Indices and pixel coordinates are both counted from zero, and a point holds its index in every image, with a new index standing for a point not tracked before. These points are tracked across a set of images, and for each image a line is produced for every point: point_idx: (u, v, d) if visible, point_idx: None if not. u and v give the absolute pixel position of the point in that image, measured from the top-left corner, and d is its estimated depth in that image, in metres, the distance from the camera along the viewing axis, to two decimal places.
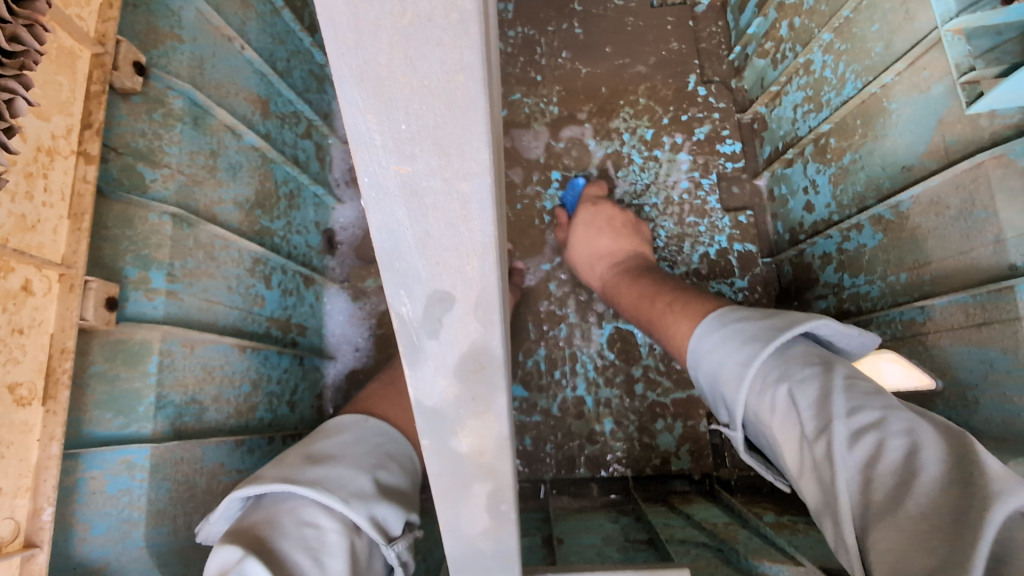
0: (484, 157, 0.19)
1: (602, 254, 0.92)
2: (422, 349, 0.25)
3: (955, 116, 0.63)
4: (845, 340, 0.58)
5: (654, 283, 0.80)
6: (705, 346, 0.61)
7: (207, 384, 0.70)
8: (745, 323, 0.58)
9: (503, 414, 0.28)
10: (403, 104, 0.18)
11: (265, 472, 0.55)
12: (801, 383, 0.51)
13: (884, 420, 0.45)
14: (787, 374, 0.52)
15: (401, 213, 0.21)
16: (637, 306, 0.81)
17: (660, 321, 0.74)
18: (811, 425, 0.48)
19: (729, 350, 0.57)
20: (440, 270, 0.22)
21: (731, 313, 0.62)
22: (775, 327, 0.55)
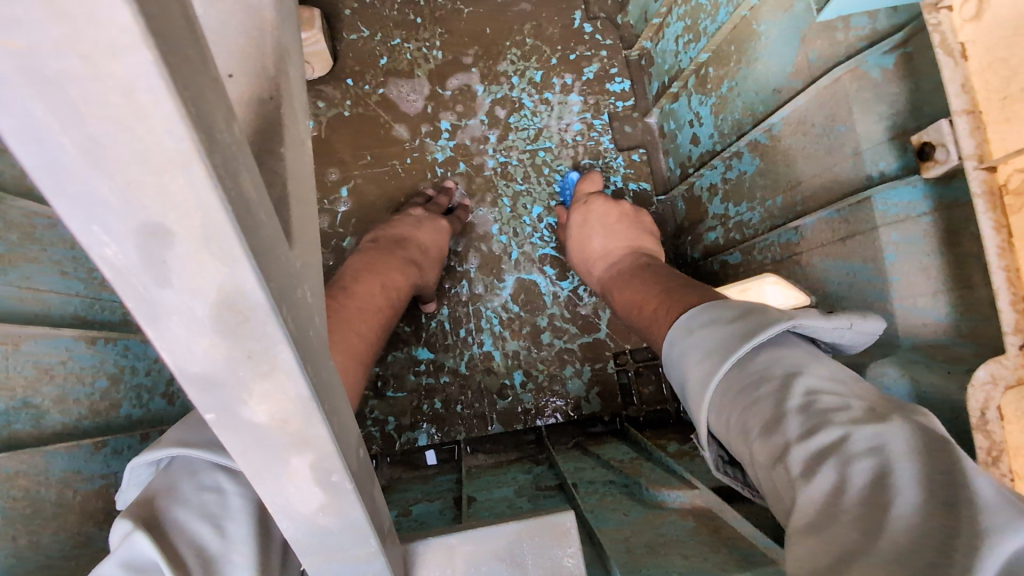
0: (128, 23, 0.15)
1: (597, 253, 0.85)
2: (157, 304, 0.20)
3: (816, 32, 0.63)
4: (838, 333, 0.48)
5: (647, 288, 0.71)
6: (676, 352, 0.52)
7: (45, 385, 0.60)
8: (713, 329, 0.49)
9: (295, 371, 0.24)
10: None
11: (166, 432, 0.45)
12: (762, 382, 0.42)
13: (840, 419, 0.37)
14: (752, 374, 0.43)
15: (40, 110, 0.15)
16: (629, 311, 0.73)
17: (648, 331, 0.65)
18: (757, 427, 0.40)
19: (694, 359, 0.48)
20: (136, 192, 0.17)
21: (708, 313, 0.52)
22: (748, 325, 0.46)
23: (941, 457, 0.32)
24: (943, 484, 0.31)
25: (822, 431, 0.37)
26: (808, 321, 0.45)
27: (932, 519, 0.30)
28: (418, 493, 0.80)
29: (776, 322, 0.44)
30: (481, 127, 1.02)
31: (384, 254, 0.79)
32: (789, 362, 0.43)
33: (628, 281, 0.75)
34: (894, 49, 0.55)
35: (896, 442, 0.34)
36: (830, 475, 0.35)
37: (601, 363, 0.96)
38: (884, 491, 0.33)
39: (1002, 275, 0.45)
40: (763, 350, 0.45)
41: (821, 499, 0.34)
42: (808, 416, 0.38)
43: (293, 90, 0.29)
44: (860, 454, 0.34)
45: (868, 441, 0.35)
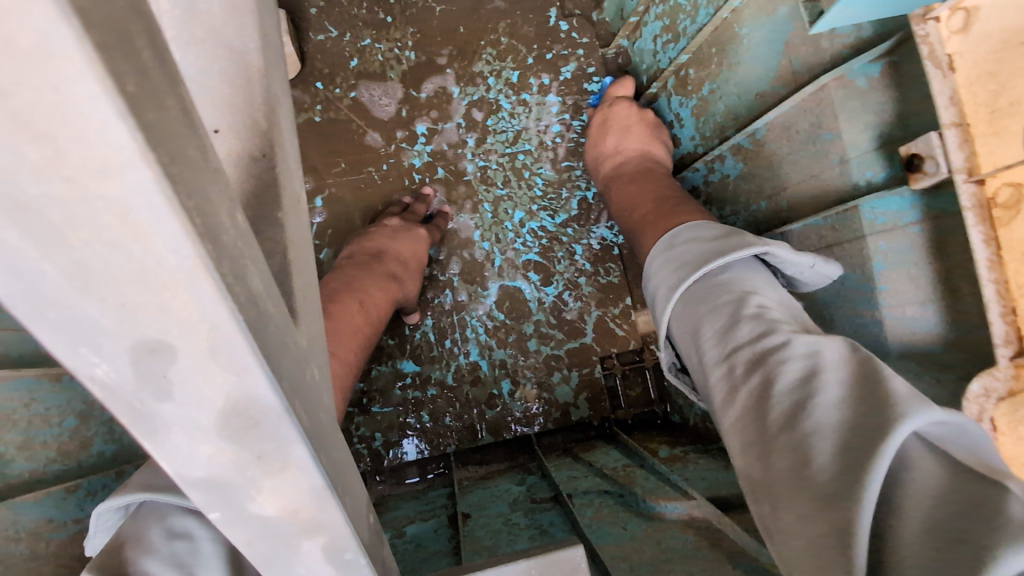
0: (124, 139, 0.12)
1: (609, 152, 0.89)
2: (157, 417, 0.18)
3: (799, 38, 0.63)
4: (800, 269, 0.57)
5: (643, 192, 0.79)
6: (657, 264, 0.60)
7: (8, 432, 0.56)
8: (695, 242, 0.57)
9: (310, 464, 0.22)
10: None
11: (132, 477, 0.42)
12: (722, 296, 0.50)
13: (783, 339, 0.43)
14: (713, 287, 0.52)
15: (13, 237, 0.13)
16: (621, 212, 0.81)
17: (636, 236, 0.74)
18: (715, 331, 0.48)
19: (666, 274, 0.57)
20: (132, 314, 0.15)
21: (697, 228, 0.59)
22: (725, 243, 0.54)
23: (865, 371, 0.37)
24: (863, 394, 0.36)
25: (767, 344, 0.43)
26: (778, 249, 0.53)
27: (849, 417, 0.35)
28: (411, 512, 0.78)
29: (739, 249, 0.52)
30: (458, 130, 0.99)
31: (361, 270, 0.76)
32: (747, 283, 0.51)
33: (626, 193, 0.82)
34: (879, 59, 0.55)
35: (826, 351, 0.40)
36: (763, 379, 0.41)
37: (589, 368, 0.96)
38: (807, 388, 0.38)
39: (992, 287, 0.46)
40: (729, 269, 0.53)
41: (752, 397, 0.41)
42: (755, 321, 0.45)
43: (287, 143, 0.26)
44: (793, 360, 0.40)
45: (803, 354, 0.41)
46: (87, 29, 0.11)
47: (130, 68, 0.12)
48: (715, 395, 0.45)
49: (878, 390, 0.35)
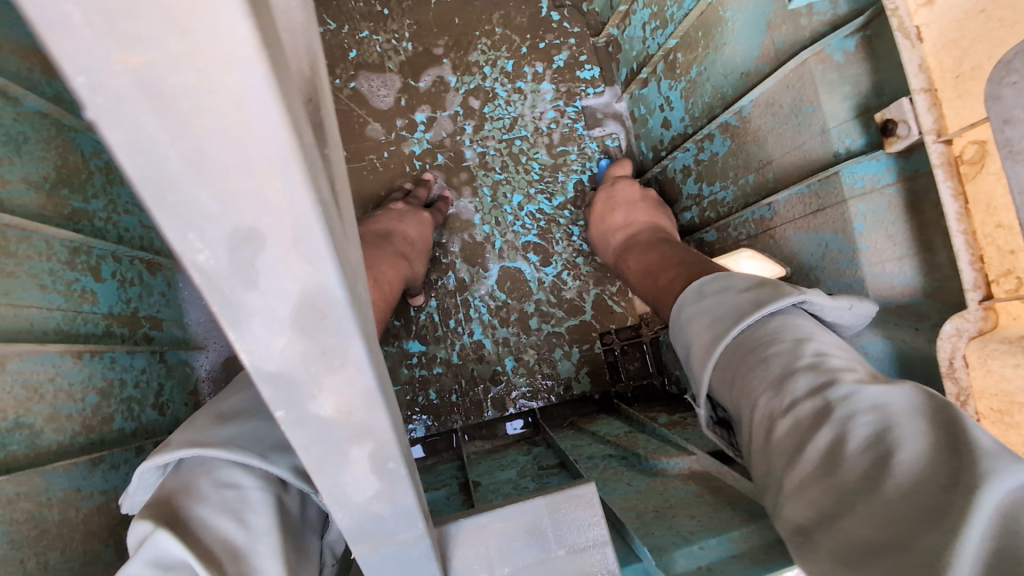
0: (246, 35, 0.15)
1: (619, 226, 0.88)
2: (241, 307, 0.21)
3: (780, 17, 0.67)
4: (839, 313, 0.51)
5: (662, 258, 0.74)
6: (685, 316, 0.54)
7: (36, 404, 0.58)
8: (723, 280, 0.53)
9: (364, 363, 0.25)
10: None
11: (173, 435, 0.44)
12: (760, 335, 0.45)
13: (844, 379, 0.39)
14: (756, 330, 0.46)
15: (152, 124, 0.16)
16: (646, 277, 0.75)
17: (661, 299, 0.68)
18: (758, 377, 0.42)
19: (701, 326, 0.50)
20: (235, 200, 0.18)
21: (716, 280, 0.54)
22: (763, 293, 0.48)
23: (941, 414, 0.34)
24: (942, 444, 0.32)
25: (822, 388, 0.38)
26: (818, 298, 0.47)
27: (931, 465, 0.31)
28: (422, 483, 0.81)
29: (786, 295, 0.46)
30: (456, 118, 1.02)
31: (373, 248, 0.78)
32: (798, 330, 0.45)
33: (643, 263, 0.78)
34: (854, 34, 0.59)
35: (893, 401, 0.36)
36: (818, 422, 0.37)
37: (589, 344, 0.99)
38: (883, 438, 0.34)
39: (962, 237, 0.50)
40: (773, 316, 0.46)
41: (805, 441, 0.37)
42: (809, 366, 0.40)
43: (327, 93, 0.29)
44: (855, 411, 0.36)
45: (869, 402, 0.36)
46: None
47: None
48: (774, 457, 0.39)
49: (959, 430, 0.32)
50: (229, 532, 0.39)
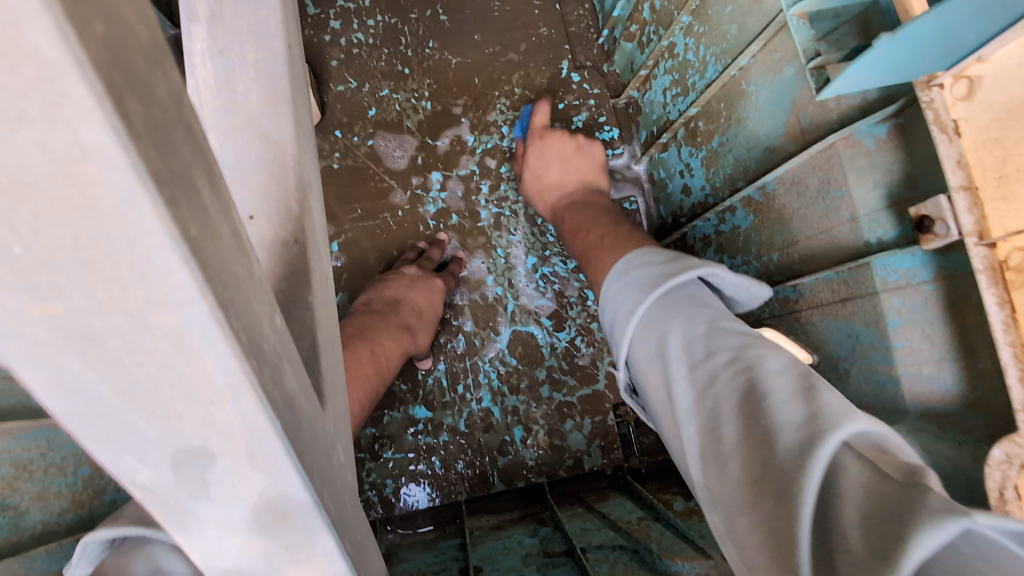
0: (186, 278, 0.13)
1: (554, 184, 0.92)
2: (192, 514, 0.18)
3: (807, 98, 0.64)
4: (737, 291, 0.57)
5: (605, 291, 0.79)
6: (625, 352, 0.53)
7: (23, 482, 0.56)
8: (644, 316, 0.50)
9: (337, 554, 0.22)
10: (4, 217, 0.12)
11: (126, 508, 0.41)
12: (677, 312, 0.48)
13: (742, 360, 0.41)
14: (683, 298, 0.50)
15: (77, 365, 0.14)
16: (597, 311, 0.79)
17: None
18: (700, 411, 0.40)
19: (625, 294, 0.54)
20: (178, 425, 0.15)
21: (639, 257, 0.58)
22: (667, 269, 0.53)
23: (806, 379, 0.37)
24: (818, 398, 0.35)
25: (731, 374, 0.40)
26: (723, 272, 0.53)
27: (869, 488, 0.30)
28: (422, 564, 0.77)
29: (688, 269, 0.51)
30: (471, 177, 1.02)
31: (377, 320, 0.77)
32: (702, 299, 0.50)
33: (594, 297, 0.80)
34: (886, 121, 0.56)
35: (778, 368, 0.39)
36: (759, 443, 0.35)
37: (601, 415, 0.95)
38: (771, 408, 0.36)
39: (1008, 350, 0.46)
40: (681, 289, 0.51)
41: (745, 469, 0.35)
42: (744, 397, 0.38)
43: (318, 226, 0.27)
44: (788, 434, 0.34)
45: (763, 384, 0.38)
46: (161, 189, 0.12)
47: (193, 213, 0.13)
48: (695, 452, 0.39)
49: (818, 396, 0.35)
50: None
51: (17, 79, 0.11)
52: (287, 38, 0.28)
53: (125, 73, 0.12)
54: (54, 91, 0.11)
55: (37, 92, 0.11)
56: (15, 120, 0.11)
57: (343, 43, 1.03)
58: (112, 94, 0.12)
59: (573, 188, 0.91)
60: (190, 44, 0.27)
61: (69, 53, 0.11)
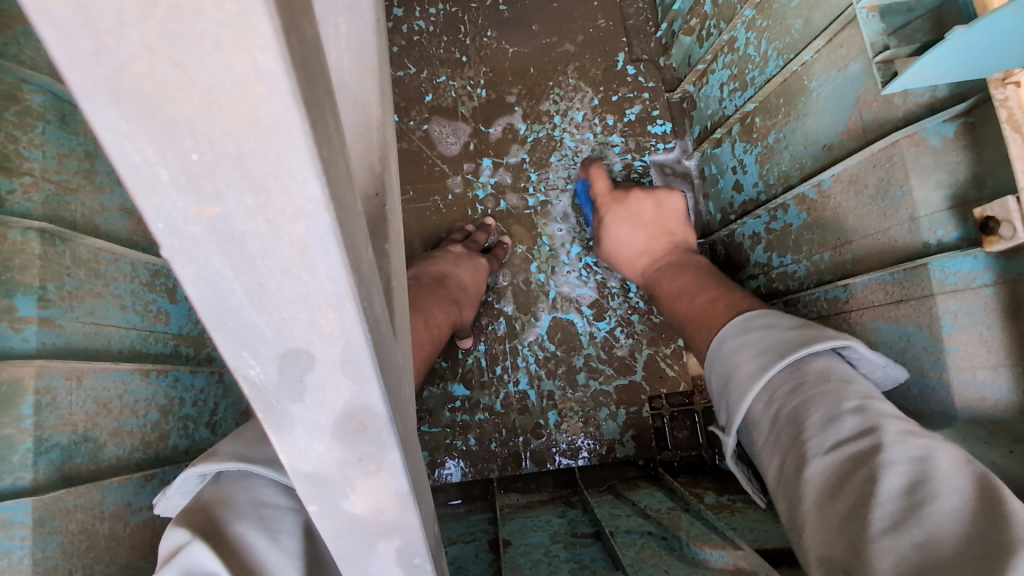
0: (317, 193, 0.16)
1: (641, 249, 0.89)
2: (286, 414, 0.21)
3: (871, 95, 0.63)
4: (872, 368, 0.54)
5: (691, 286, 0.76)
6: (730, 349, 0.58)
7: (103, 419, 0.61)
8: (770, 330, 0.55)
9: (400, 469, 0.24)
10: (188, 128, 0.15)
11: (221, 446, 0.45)
12: (817, 383, 0.47)
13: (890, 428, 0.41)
14: (820, 370, 0.48)
15: (219, 261, 0.17)
16: (677, 299, 0.78)
17: (696, 325, 0.70)
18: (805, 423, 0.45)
19: (749, 357, 0.54)
20: (289, 326, 0.18)
21: (758, 318, 0.59)
22: (802, 334, 0.52)
23: (977, 479, 0.36)
24: (978, 495, 0.35)
25: (873, 432, 0.41)
26: (859, 346, 0.50)
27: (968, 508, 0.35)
28: (453, 534, 0.79)
29: (825, 340, 0.49)
30: (521, 165, 1.03)
31: (428, 292, 0.80)
32: (840, 372, 0.48)
33: (672, 292, 0.80)
34: (954, 119, 0.55)
35: (941, 456, 0.38)
36: (865, 455, 0.40)
37: (636, 407, 0.96)
38: (919, 485, 0.37)
39: None
40: (814, 359, 0.50)
41: (848, 471, 0.40)
42: (858, 415, 0.42)
43: (393, 182, 0.30)
44: (897, 454, 0.39)
45: (911, 455, 0.39)
46: (309, 113, 0.15)
47: (325, 139, 0.16)
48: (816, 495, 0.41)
49: (997, 501, 0.34)
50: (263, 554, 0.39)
51: (219, 12, 0.13)
52: (375, 13, 0.31)
53: (291, 14, 0.14)
54: (243, 21, 0.13)
55: (231, 24, 0.13)
56: (213, 48, 0.14)
57: (404, 31, 1.07)
58: (284, 29, 0.14)
59: (659, 231, 0.89)
60: None
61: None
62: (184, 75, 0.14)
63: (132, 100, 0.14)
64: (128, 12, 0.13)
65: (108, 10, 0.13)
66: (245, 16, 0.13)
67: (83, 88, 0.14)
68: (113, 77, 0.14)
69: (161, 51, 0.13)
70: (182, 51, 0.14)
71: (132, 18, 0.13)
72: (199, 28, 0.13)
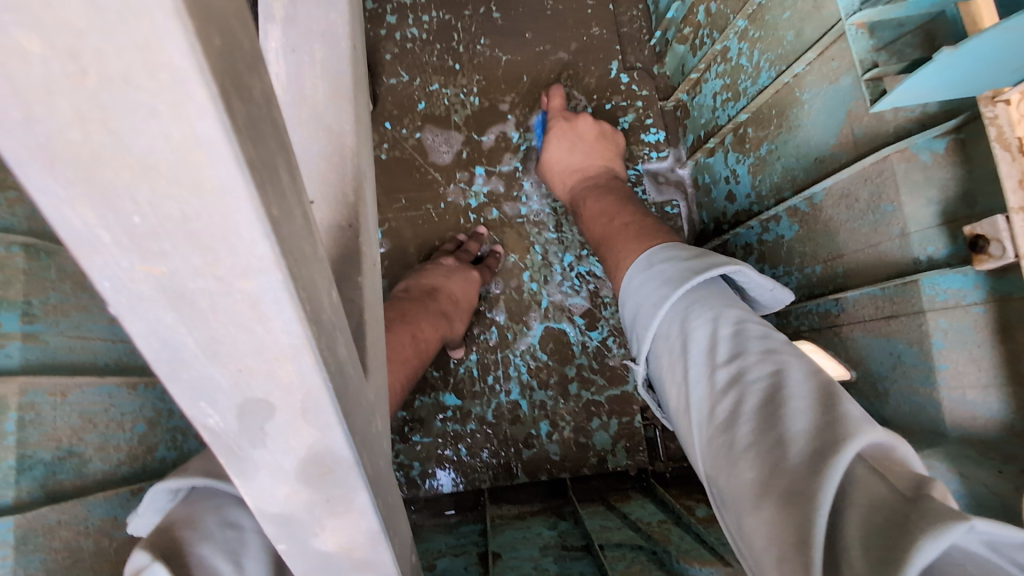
0: (266, 249, 0.16)
1: (574, 167, 0.92)
2: (250, 460, 0.20)
3: (862, 109, 0.63)
4: (761, 293, 0.59)
5: (615, 211, 0.82)
6: (664, 356, 0.53)
7: (88, 433, 0.61)
8: (671, 262, 0.59)
9: (370, 510, 0.24)
10: (127, 194, 0.15)
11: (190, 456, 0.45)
12: (701, 308, 0.51)
13: (759, 373, 0.42)
14: (704, 296, 0.53)
15: (169, 317, 0.17)
16: (601, 242, 0.81)
17: (612, 239, 0.77)
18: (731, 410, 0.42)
19: (648, 290, 0.58)
20: (247, 377, 0.18)
21: (662, 253, 0.62)
22: (695, 264, 0.55)
23: (825, 390, 0.38)
24: (824, 405, 0.37)
25: (743, 383, 0.42)
26: (749, 270, 0.54)
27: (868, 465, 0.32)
28: (442, 546, 0.79)
29: (718, 264, 0.54)
30: (514, 173, 1.03)
31: (417, 305, 0.80)
32: (716, 304, 0.51)
33: (597, 227, 0.83)
34: (945, 135, 0.54)
35: (796, 378, 0.40)
36: (742, 410, 0.41)
37: (628, 417, 0.95)
38: (776, 410, 0.38)
39: None
40: (705, 283, 0.54)
41: (747, 433, 0.40)
42: (736, 365, 0.44)
43: (369, 212, 0.30)
44: (765, 396, 0.40)
45: (766, 388, 0.41)
46: (251, 173, 0.16)
47: (274, 196, 0.17)
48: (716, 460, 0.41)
49: (834, 403, 0.36)
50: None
51: (152, 81, 0.14)
52: (352, 39, 0.31)
53: (232, 77, 0.15)
54: (177, 90, 0.14)
55: (165, 93, 0.14)
56: (148, 116, 0.14)
57: (398, 38, 1.06)
58: (222, 94, 0.15)
59: (594, 147, 0.94)
60: (266, 42, 0.30)
61: (196, 64, 0.14)
62: (120, 142, 0.15)
63: (65, 166, 0.15)
64: (54, 83, 0.14)
65: (34, 79, 0.14)
66: (178, 86, 0.14)
67: (17, 156, 0.15)
68: (43, 144, 0.14)
69: (93, 119, 0.14)
70: (117, 120, 0.14)
71: (60, 89, 0.14)
72: (134, 97, 0.14)
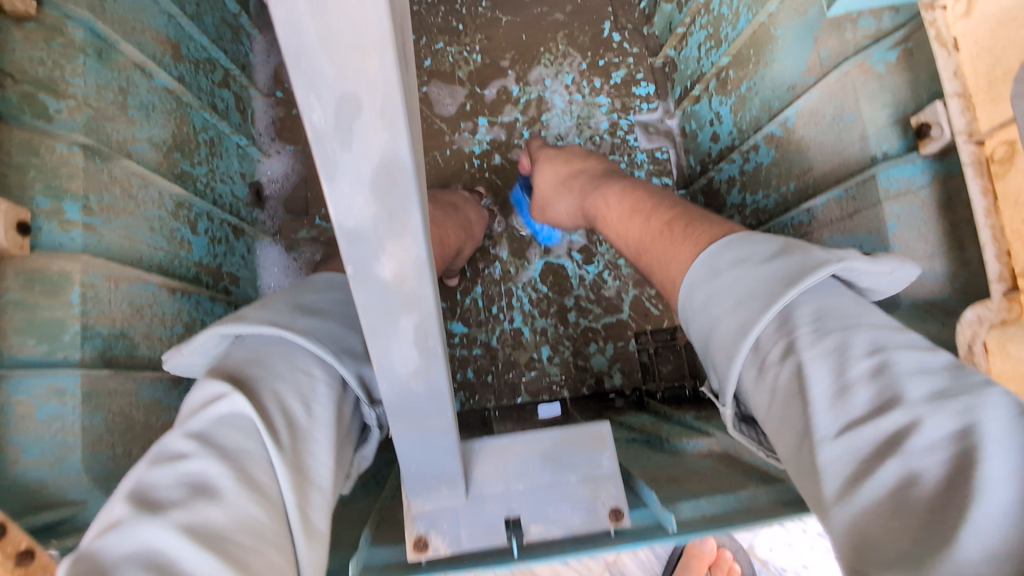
0: None
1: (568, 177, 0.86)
2: (338, 161, 0.28)
3: (827, 33, 0.70)
4: (876, 280, 0.48)
5: (644, 202, 0.69)
6: (698, 299, 0.50)
7: (137, 321, 0.67)
8: (742, 270, 0.48)
9: (420, 234, 0.31)
10: None
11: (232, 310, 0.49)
12: (806, 335, 0.41)
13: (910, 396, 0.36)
14: (821, 310, 0.42)
15: (301, 8, 0.24)
16: (627, 225, 0.70)
17: (648, 254, 0.64)
18: (771, 375, 0.42)
19: (722, 307, 0.47)
20: (347, 72, 0.25)
21: (742, 243, 0.50)
22: (791, 264, 0.45)
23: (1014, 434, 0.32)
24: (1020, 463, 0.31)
25: (857, 384, 0.37)
26: (857, 262, 0.44)
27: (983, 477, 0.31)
28: None
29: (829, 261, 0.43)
30: (514, 124, 1.11)
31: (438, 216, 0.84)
32: (843, 313, 0.42)
33: (620, 216, 0.72)
34: (896, 46, 0.63)
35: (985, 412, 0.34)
36: (883, 429, 0.35)
37: (624, 341, 1.03)
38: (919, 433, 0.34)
39: (988, 232, 0.52)
40: (803, 301, 0.43)
41: (848, 440, 0.36)
42: (854, 374, 0.38)
43: None
44: (929, 433, 0.34)
45: (908, 415, 0.35)
46: None
47: None
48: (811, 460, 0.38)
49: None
50: (275, 434, 0.39)
51: None
52: None
53: None
54: None
55: None
56: None
57: None
58: None
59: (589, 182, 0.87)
60: None
61: None
62: None
63: None
64: None
65: None
66: None
67: None
68: None
69: None
70: None
71: None
72: None
